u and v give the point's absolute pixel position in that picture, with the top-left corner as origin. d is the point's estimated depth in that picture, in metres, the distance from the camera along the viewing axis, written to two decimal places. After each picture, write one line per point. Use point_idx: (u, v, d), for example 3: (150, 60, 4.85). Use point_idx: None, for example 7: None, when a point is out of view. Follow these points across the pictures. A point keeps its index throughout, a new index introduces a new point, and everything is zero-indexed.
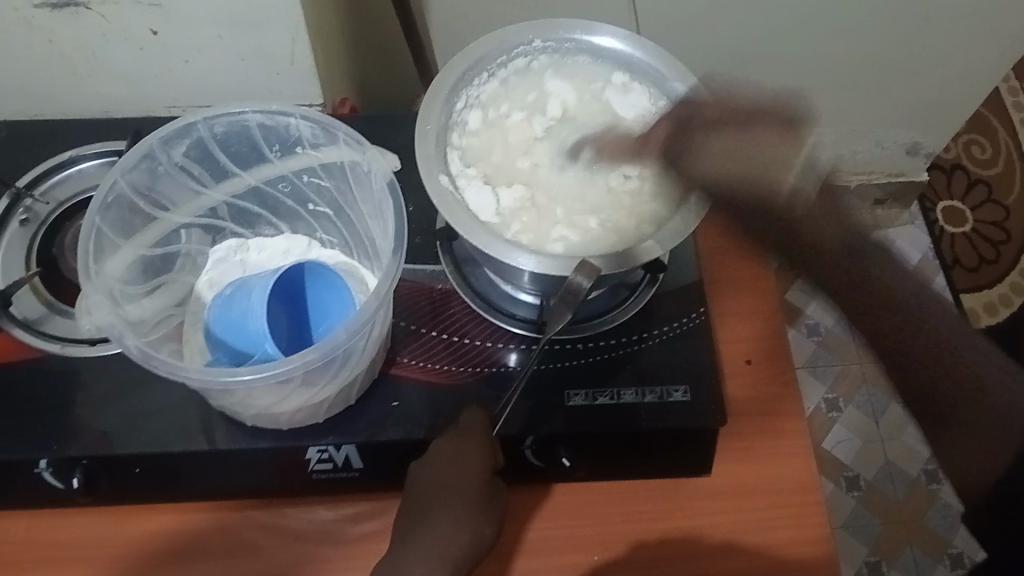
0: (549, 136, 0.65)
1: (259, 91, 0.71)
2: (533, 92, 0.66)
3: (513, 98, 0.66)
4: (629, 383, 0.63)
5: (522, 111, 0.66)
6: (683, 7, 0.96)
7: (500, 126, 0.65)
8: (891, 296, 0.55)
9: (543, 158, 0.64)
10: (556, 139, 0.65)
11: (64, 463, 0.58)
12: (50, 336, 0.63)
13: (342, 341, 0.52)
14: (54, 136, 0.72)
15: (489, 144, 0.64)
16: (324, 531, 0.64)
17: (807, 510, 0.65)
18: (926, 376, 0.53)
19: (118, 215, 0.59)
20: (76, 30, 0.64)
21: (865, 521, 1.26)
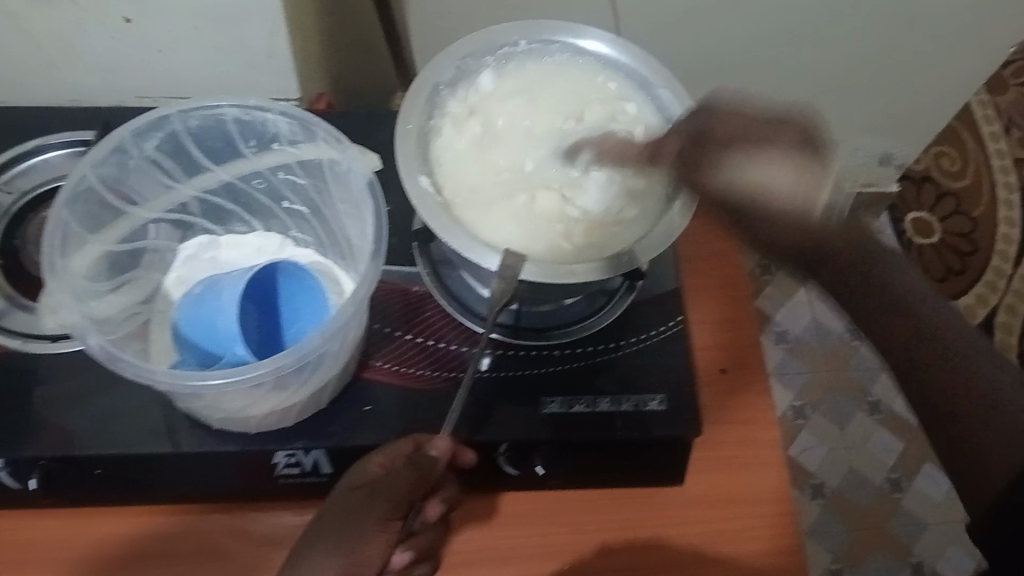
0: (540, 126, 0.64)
1: (234, 85, 0.69)
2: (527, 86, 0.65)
3: (505, 88, 0.65)
4: (605, 391, 0.62)
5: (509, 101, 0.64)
6: (665, 12, 0.96)
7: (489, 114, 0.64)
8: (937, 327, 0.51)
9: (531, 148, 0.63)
10: (541, 129, 0.64)
11: (22, 463, 0.56)
12: (10, 331, 0.61)
13: (317, 346, 0.51)
14: (20, 124, 0.69)
15: (473, 129, 0.63)
16: (291, 537, 0.62)
17: (778, 520, 0.65)
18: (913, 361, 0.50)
19: (86, 208, 0.57)
20: (44, 15, 0.62)
21: (829, 528, 1.27)
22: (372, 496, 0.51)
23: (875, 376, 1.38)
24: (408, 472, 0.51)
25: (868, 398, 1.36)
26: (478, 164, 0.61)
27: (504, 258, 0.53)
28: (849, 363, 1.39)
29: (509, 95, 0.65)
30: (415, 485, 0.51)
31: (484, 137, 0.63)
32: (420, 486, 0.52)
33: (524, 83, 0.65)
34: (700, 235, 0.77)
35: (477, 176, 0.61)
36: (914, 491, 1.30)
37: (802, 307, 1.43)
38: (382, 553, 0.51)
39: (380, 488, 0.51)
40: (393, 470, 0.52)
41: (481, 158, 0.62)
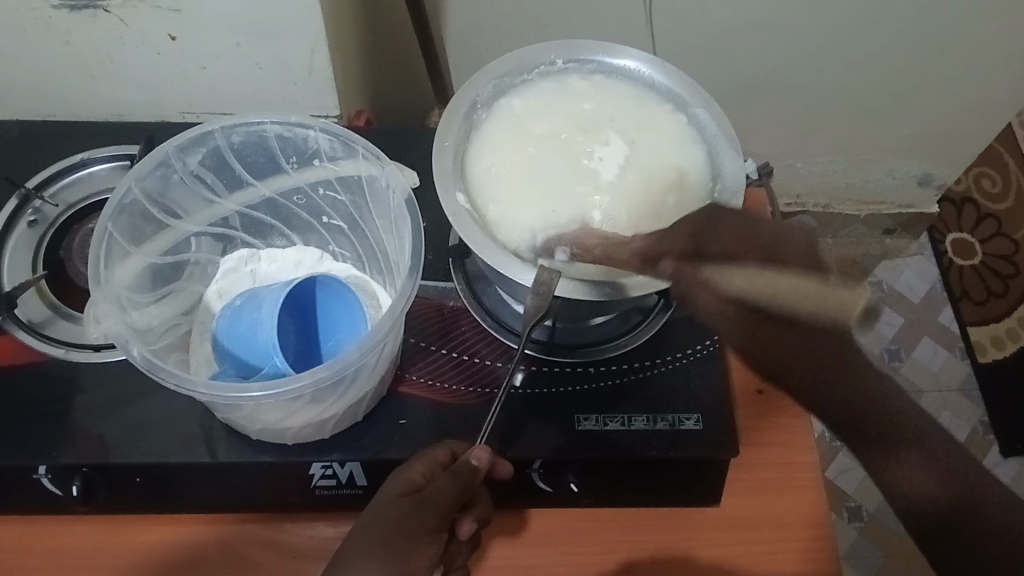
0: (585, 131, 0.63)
1: (276, 101, 0.71)
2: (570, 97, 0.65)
3: (547, 99, 0.65)
4: (639, 409, 0.62)
5: (551, 111, 0.64)
6: (701, 31, 0.95)
7: (524, 121, 0.64)
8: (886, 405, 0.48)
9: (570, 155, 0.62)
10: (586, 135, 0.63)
11: (63, 470, 0.57)
12: (54, 340, 0.62)
13: (354, 360, 0.51)
14: (68, 138, 0.71)
15: (512, 138, 0.63)
16: (323, 550, 0.63)
17: (814, 544, 0.63)
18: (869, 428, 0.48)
19: (130, 221, 0.58)
20: (94, 33, 0.63)
21: (865, 554, 1.24)
22: (418, 509, 0.51)
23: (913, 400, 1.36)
24: (452, 483, 0.52)
25: None
26: (513, 172, 0.61)
27: (540, 274, 0.53)
28: None
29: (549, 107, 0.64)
30: (458, 496, 0.52)
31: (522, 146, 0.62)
32: (461, 497, 0.52)
33: (568, 93, 0.65)
34: None
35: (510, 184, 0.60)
36: None
37: None
38: (428, 565, 0.50)
39: (426, 500, 0.51)
40: (434, 483, 0.52)
41: (516, 165, 0.61)
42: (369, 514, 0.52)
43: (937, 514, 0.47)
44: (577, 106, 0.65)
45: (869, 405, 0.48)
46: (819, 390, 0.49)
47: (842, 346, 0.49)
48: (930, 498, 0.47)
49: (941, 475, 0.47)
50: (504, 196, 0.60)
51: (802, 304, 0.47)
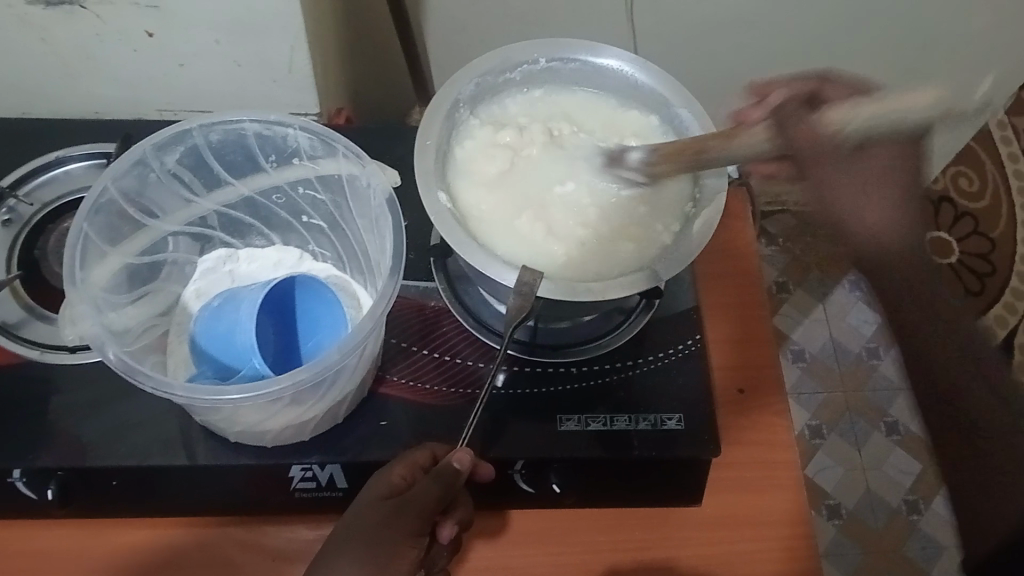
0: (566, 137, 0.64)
1: (256, 99, 0.70)
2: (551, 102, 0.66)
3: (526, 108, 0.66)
4: (620, 409, 0.62)
5: (530, 117, 0.65)
6: (684, 30, 0.96)
7: (504, 125, 0.64)
8: (929, 339, 0.51)
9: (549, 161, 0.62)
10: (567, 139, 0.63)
11: (38, 473, 0.56)
12: (28, 341, 0.61)
13: (334, 361, 0.50)
14: (42, 136, 0.70)
15: (494, 139, 0.63)
16: (303, 553, 0.62)
17: (795, 543, 0.64)
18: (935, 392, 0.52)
19: (107, 220, 0.57)
20: (70, 29, 0.62)
21: (846, 550, 1.25)
22: (399, 512, 0.50)
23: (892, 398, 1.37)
24: (433, 486, 0.51)
25: (885, 419, 1.35)
26: (494, 174, 0.61)
27: (522, 274, 0.53)
28: (866, 383, 1.38)
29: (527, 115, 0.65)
30: (439, 500, 0.51)
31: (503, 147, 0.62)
32: (442, 500, 0.52)
33: (548, 99, 0.66)
34: (714, 256, 0.77)
35: (489, 190, 0.60)
36: (931, 514, 1.28)
37: (819, 326, 1.42)
38: (406, 569, 0.50)
39: (407, 504, 0.51)
40: (416, 485, 0.52)
41: (496, 166, 0.61)
42: (349, 517, 0.51)
43: (949, 447, 0.53)
44: (555, 114, 0.66)
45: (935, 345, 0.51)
46: (934, 357, 0.52)
47: (958, 344, 0.52)
48: (942, 439, 0.54)
49: (947, 415, 0.53)
50: (485, 197, 0.60)
51: (915, 112, 0.47)
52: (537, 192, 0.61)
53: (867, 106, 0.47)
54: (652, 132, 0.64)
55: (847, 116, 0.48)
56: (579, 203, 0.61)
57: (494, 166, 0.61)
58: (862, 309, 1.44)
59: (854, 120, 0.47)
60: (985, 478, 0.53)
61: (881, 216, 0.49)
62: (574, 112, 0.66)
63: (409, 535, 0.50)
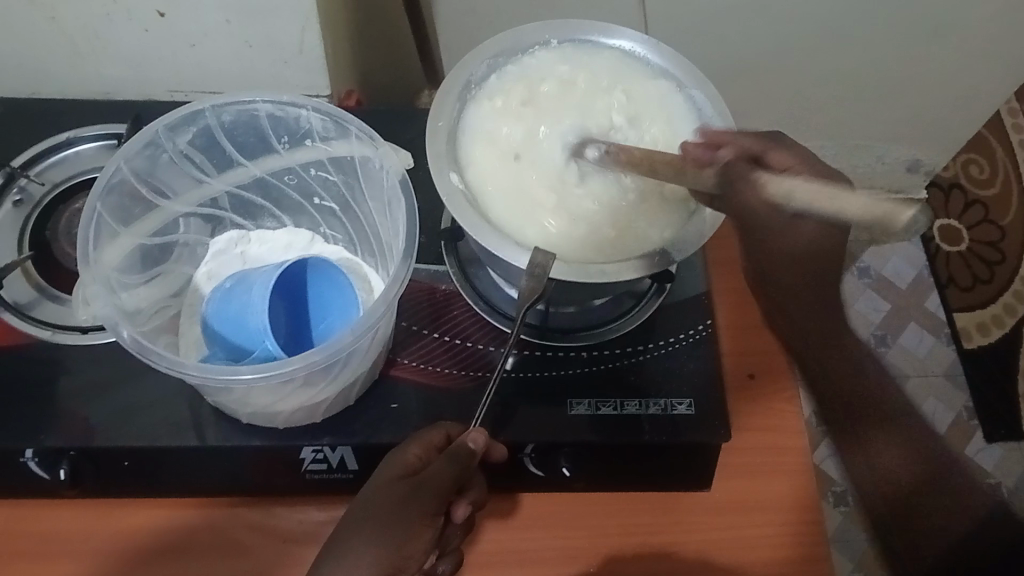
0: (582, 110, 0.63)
1: (266, 80, 0.70)
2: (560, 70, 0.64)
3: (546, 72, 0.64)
4: (632, 394, 0.62)
5: (544, 84, 0.63)
6: (695, 14, 0.95)
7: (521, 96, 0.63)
8: (871, 377, 0.57)
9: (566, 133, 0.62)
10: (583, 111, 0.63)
11: (51, 453, 0.57)
12: (40, 322, 0.61)
13: (347, 343, 0.50)
14: (53, 116, 0.70)
15: (504, 111, 0.62)
16: (314, 534, 0.62)
17: (804, 528, 0.64)
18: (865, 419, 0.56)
19: (119, 201, 0.57)
20: (80, 8, 0.62)
21: (851, 537, 1.26)
22: (415, 493, 0.50)
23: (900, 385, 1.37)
24: (449, 467, 0.51)
25: None
26: (506, 148, 0.61)
27: (534, 256, 0.53)
28: None
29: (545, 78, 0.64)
30: (454, 481, 0.52)
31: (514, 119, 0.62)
32: (457, 481, 0.52)
33: (557, 68, 0.64)
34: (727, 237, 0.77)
35: (505, 165, 0.60)
36: None
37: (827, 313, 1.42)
38: (423, 549, 0.50)
39: (423, 485, 0.51)
40: (430, 467, 0.52)
41: (507, 138, 0.61)
42: (364, 497, 0.52)
43: (837, 429, 0.56)
44: (575, 77, 0.64)
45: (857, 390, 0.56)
46: (851, 406, 0.56)
47: (854, 372, 0.56)
48: (829, 420, 0.57)
49: (909, 467, 0.56)
50: (494, 168, 0.59)
51: (849, 207, 0.41)
52: (553, 166, 0.60)
53: (798, 189, 0.45)
54: (667, 99, 0.63)
55: (790, 188, 0.45)
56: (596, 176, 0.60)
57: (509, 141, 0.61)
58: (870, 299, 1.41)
59: (791, 189, 0.46)
60: (925, 520, 0.54)
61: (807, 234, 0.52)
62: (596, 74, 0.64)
63: (426, 515, 0.50)
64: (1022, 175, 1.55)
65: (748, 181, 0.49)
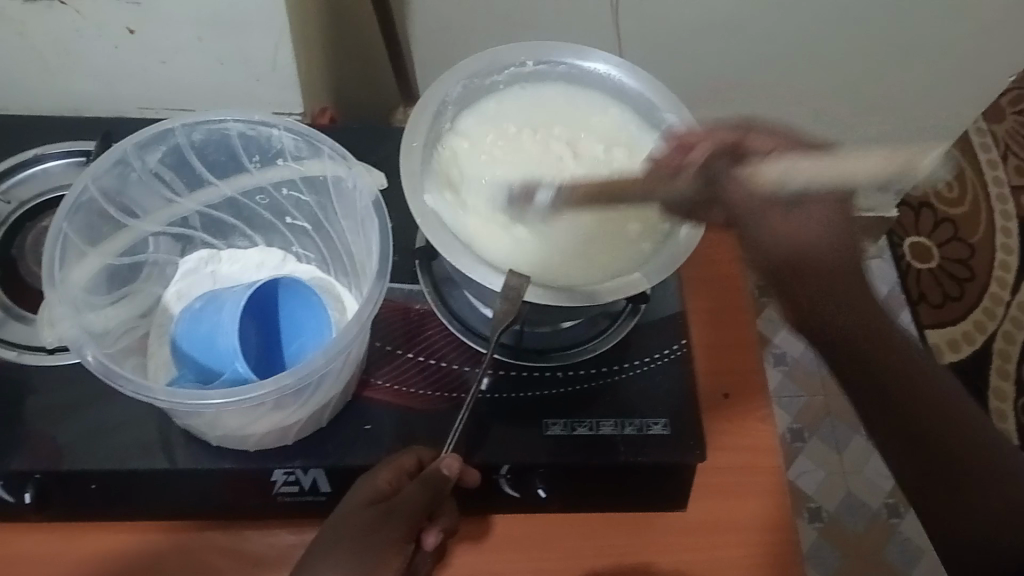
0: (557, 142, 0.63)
1: (239, 98, 0.69)
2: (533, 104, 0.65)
3: (514, 108, 0.65)
4: (606, 414, 0.61)
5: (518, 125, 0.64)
6: (668, 34, 0.96)
7: (495, 130, 0.63)
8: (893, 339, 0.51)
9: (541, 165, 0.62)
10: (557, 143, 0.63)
11: (14, 477, 0.55)
12: (5, 342, 0.60)
13: (319, 365, 0.50)
14: (20, 133, 0.69)
15: (479, 133, 0.62)
16: (285, 558, 0.61)
17: (779, 548, 0.64)
18: (892, 416, 0.51)
19: (86, 220, 0.56)
20: (49, 24, 0.61)
21: (826, 554, 1.26)
22: (387, 518, 0.50)
23: None
24: (423, 491, 0.50)
25: None
26: (482, 171, 0.61)
27: (509, 278, 0.52)
28: None
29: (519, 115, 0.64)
30: (427, 505, 0.51)
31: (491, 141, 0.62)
32: (431, 505, 0.51)
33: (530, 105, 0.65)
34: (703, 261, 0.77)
35: (479, 190, 0.60)
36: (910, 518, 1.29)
37: None
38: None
39: (396, 509, 0.50)
40: (402, 491, 0.51)
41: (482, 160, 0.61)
42: (336, 520, 0.51)
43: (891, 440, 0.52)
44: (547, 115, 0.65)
45: (898, 382, 0.51)
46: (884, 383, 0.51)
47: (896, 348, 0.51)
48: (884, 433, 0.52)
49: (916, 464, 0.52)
50: (468, 190, 0.60)
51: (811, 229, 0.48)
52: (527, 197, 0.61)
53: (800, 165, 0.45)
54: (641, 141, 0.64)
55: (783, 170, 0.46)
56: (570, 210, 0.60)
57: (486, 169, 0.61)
58: None
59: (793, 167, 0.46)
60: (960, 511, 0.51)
61: (811, 235, 0.48)
62: (567, 114, 0.65)
63: (399, 540, 0.50)
64: (990, 193, 1.57)
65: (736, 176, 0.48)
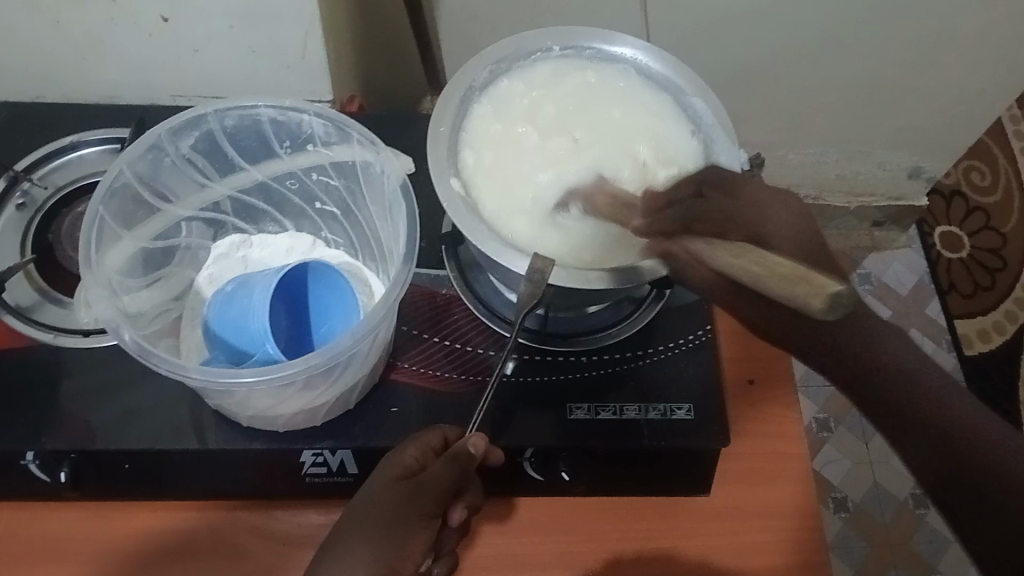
0: (586, 122, 0.64)
1: (269, 86, 0.70)
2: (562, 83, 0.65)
3: (542, 87, 0.64)
4: (631, 399, 0.62)
5: (547, 106, 0.64)
6: (695, 22, 0.95)
7: (523, 111, 0.63)
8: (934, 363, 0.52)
9: (567, 147, 0.62)
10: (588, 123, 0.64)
11: (52, 455, 0.57)
12: (43, 325, 0.61)
13: (347, 347, 0.51)
14: (56, 121, 0.70)
15: (508, 110, 0.63)
16: (313, 537, 0.62)
17: (802, 534, 0.64)
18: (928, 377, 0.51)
19: (121, 205, 0.58)
20: (84, 13, 0.63)
21: (852, 543, 1.25)
22: (416, 494, 0.51)
23: None
24: (450, 469, 0.51)
25: None
26: (510, 152, 0.61)
27: (534, 262, 0.53)
28: None
29: (546, 96, 0.64)
30: (454, 481, 0.52)
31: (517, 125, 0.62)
32: (457, 482, 0.52)
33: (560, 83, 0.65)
34: None
35: (507, 174, 0.60)
36: (937, 509, 1.28)
37: (828, 320, 1.42)
38: (423, 549, 0.50)
39: (423, 485, 0.51)
40: (429, 468, 0.52)
41: (509, 139, 0.62)
42: (365, 498, 0.52)
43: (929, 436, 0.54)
44: (573, 96, 0.64)
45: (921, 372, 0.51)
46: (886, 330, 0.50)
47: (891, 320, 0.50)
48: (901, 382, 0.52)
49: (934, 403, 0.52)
50: (494, 171, 0.60)
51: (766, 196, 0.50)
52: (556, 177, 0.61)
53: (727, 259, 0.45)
54: (669, 122, 0.63)
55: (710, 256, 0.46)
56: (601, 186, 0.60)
57: (515, 149, 0.62)
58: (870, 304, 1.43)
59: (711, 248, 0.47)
60: None
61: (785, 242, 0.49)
62: (592, 96, 0.64)
63: (428, 516, 0.51)
64: None
65: (691, 259, 0.48)
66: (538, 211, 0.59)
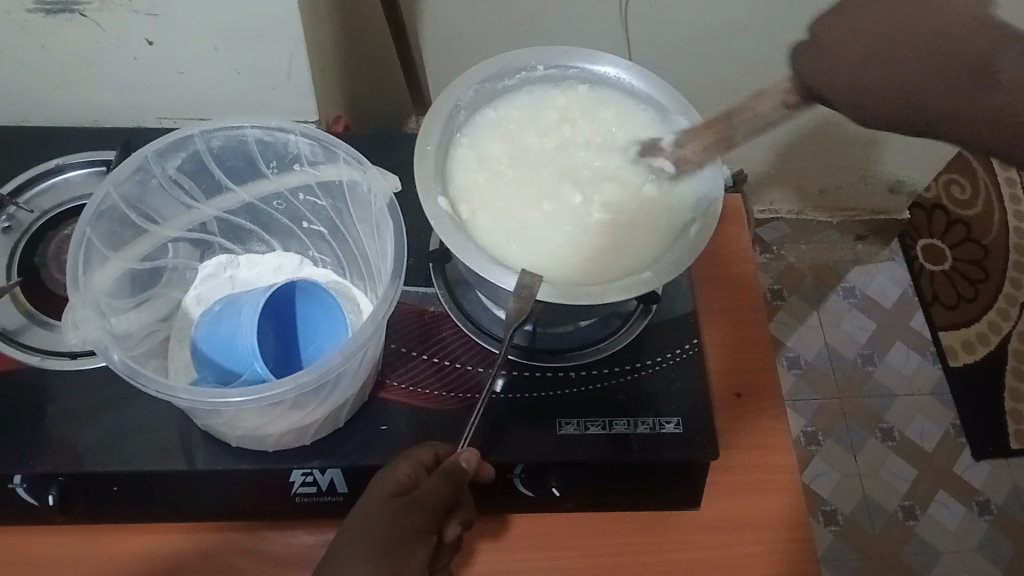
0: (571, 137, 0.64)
1: (256, 105, 0.71)
2: (549, 100, 0.66)
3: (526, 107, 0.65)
4: (620, 413, 0.62)
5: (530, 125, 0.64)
6: (677, 38, 0.96)
7: (507, 128, 0.64)
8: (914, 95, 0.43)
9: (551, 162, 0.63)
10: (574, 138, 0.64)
11: (39, 479, 0.57)
12: (29, 348, 0.61)
13: (336, 364, 0.51)
14: (42, 144, 0.70)
15: (496, 127, 0.63)
16: (302, 557, 0.62)
17: (793, 546, 0.64)
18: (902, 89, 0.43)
19: (108, 226, 0.58)
20: (70, 36, 0.63)
21: (842, 556, 1.26)
22: (411, 511, 0.51)
23: (887, 403, 1.37)
24: (444, 484, 0.52)
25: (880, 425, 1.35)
26: (499, 168, 0.62)
27: (522, 277, 0.53)
28: (861, 389, 1.38)
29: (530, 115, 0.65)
30: (447, 496, 0.52)
31: (502, 143, 0.63)
32: (451, 497, 0.52)
33: (544, 102, 0.65)
34: (710, 260, 0.78)
35: (491, 191, 0.61)
36: (926, 520, 1.29)
37: (814, 333, 1.43)
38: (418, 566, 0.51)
39: (418, 502, 0.51)
40: (422, 483, 0.52)
41: (498, 154, 0.62)
42: (357, 519, 0.51)
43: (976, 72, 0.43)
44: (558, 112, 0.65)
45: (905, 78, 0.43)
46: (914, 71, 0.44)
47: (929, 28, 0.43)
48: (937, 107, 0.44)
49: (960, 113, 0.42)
50: (479, 189, 0.61)
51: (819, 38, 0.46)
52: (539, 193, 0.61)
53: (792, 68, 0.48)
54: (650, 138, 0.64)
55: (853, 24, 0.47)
56: (585, 203, 0.61)
57: (500, 164, 0.62)
58: (855, 317, 1.44)
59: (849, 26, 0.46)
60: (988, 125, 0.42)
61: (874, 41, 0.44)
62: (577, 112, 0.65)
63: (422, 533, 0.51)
64: None
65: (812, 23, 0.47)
66: (523, 226, 0.59)
